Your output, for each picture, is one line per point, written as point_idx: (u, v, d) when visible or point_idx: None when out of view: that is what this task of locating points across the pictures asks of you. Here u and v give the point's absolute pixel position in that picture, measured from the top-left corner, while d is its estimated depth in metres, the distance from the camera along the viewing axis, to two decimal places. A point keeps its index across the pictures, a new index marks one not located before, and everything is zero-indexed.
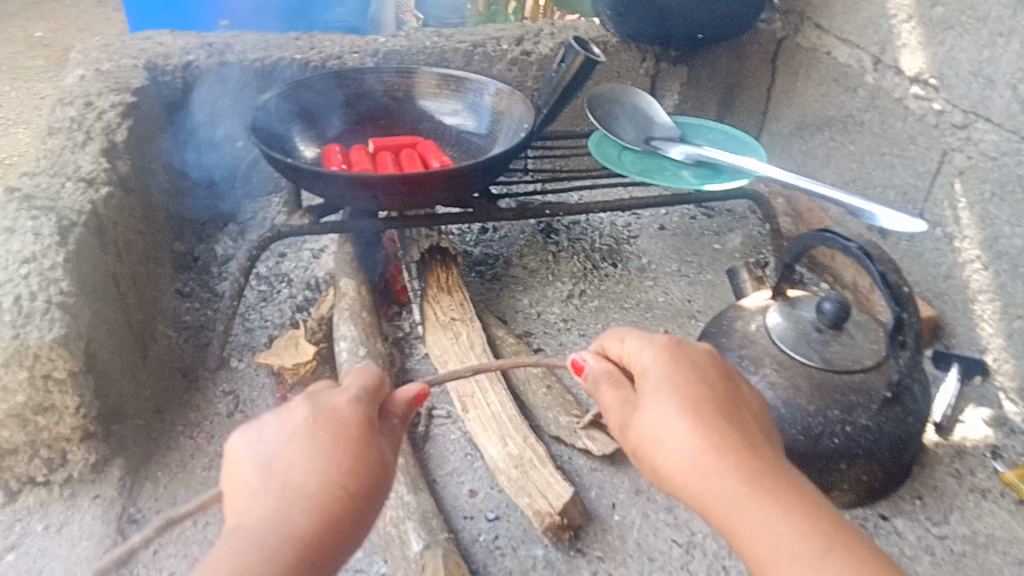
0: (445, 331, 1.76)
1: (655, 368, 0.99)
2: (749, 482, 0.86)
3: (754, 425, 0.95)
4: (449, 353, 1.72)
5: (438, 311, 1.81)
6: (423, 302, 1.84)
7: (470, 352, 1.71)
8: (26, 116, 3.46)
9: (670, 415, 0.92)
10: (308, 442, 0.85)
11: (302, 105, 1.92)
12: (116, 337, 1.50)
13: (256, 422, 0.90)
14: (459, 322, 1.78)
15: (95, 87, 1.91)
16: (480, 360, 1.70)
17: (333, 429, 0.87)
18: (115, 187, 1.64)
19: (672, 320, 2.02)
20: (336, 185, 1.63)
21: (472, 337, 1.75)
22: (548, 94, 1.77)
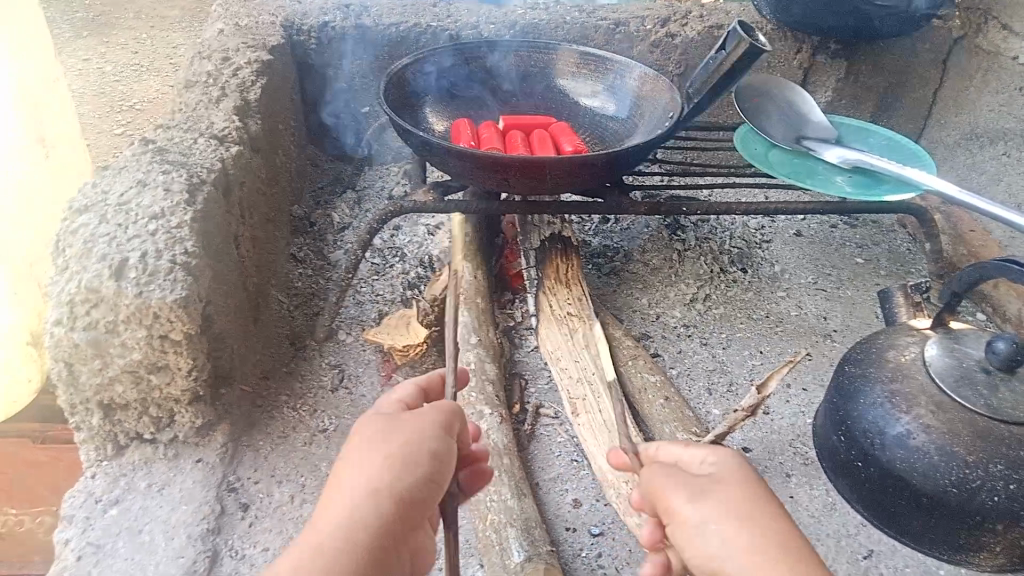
0: (560, 326, 1.67)
1: (715, 474, 0.89)
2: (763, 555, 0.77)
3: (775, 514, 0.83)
4: (562, 350, 1.63)
5: (554, 304, 1.71)
6: (538, 293, 1.75)
7: (585, 351, 1.61)
8: (159, 64, 3.56)
9: (709, 512, 0.83)
10: (368, 444, 0.90)
11: (434, 75, 1.84)
12: (230, 301, 1.49)
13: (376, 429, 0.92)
14: (574, 317, 1.67)
15: (232, 42, 1.87)
16: (597, 362, 1.59)
17: (389, 435, 0.90)
18: (245, 146, 1.60)
19: (804, 339, 1.87)
20: (463, 163, 1.54)
21: (588, 335, 1.64)
22: (700, 84, 1.63)
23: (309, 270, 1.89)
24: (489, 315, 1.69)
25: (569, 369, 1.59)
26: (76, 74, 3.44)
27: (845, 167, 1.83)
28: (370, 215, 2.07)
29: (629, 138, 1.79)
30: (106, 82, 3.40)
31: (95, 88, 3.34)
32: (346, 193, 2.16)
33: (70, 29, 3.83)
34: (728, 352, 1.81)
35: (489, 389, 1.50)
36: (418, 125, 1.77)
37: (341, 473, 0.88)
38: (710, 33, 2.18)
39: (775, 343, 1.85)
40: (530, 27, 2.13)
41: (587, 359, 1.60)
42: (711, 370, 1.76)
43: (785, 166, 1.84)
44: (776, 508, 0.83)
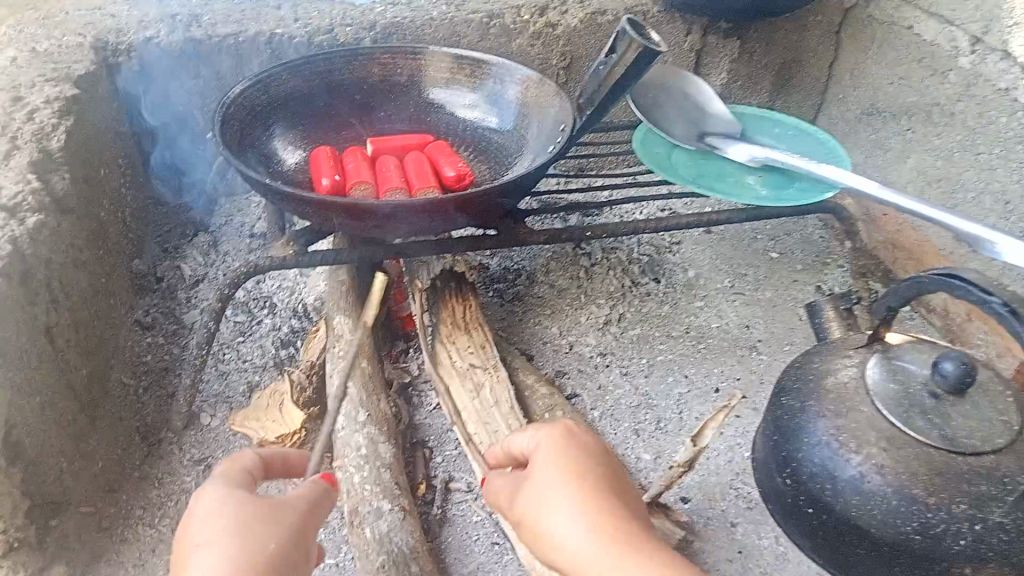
0: (464, 382, 1.44)
1: (538, 449, 0.98)
2: (593, 506, 0.86)
3: (602, 480, 0.92)
4: (468, 410, 1.40)
5: (454, 355, 1.49)
6: (433, 343, 1.51)
7: (495, 410, 1.40)
8: None
9: (550, 486, 0.90)
10: (234, 516, 0.80)
11: (283, 97, 1.56)
12: (52, 409, 1.20)
13: (233, 507, 0.80)
14: (478, 370, 1.46)
15: (26, 75, 1.54)
16: (509, 421, 1.38)
17: (265, 507, 0.82)
18: (49, 212, 1.29)
19: (729, 355, 1.71)
20: (324, 213, 1.29)
21: (496, 389, 1.43)
22: (591, 92, 1.42)
23: (159, 339, 1.59)
24: (379, 379, 1.45)
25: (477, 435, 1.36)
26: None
27: (752, 166, 1.69)
28: (229, 262, 1.78)
29: (517, 155, 1.58)
30: None
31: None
32: (198, 236, 1.87)
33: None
34: (651, 381, 1.63)
35: (387, 477, 1.27)
36: (268, 161, 1.49)
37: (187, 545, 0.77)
38: (594, 20, 2.00)
39: (699, 364, 1.69)
40: (393, 26, 1.87)
41: (497, 420, 1.38)
42: (636, 407, 1.58)
43: (689, 169, 1.67)
44: (593, 451, 0.97)
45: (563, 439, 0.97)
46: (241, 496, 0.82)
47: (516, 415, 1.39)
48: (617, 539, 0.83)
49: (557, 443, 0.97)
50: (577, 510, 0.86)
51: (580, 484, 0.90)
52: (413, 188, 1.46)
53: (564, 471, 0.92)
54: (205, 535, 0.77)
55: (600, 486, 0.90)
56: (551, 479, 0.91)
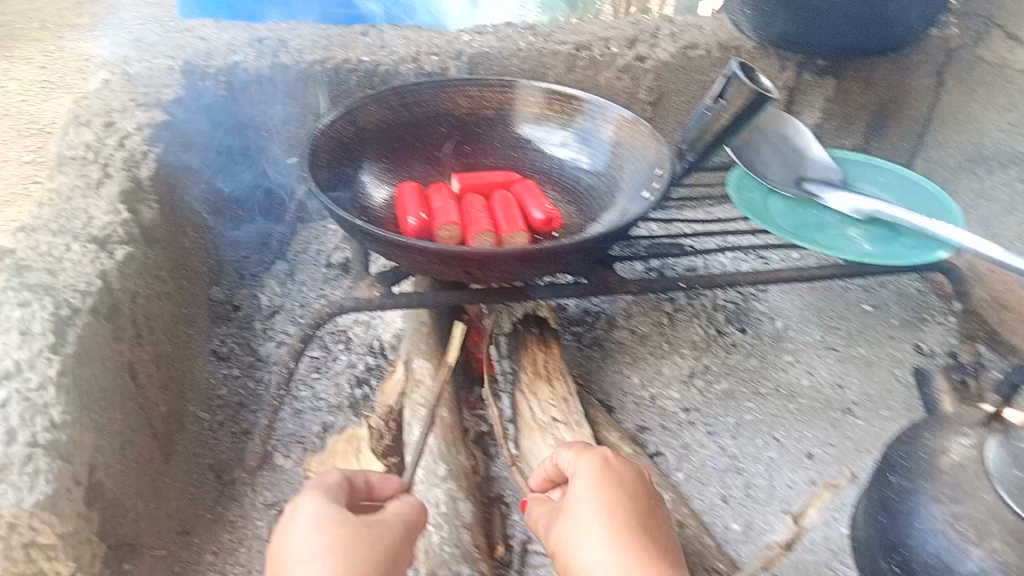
0: (544, 436, 1.36)
1: (579, 474, 1.01)
2: (626, 540, 0.90)
3: (638, 513, 0.95)
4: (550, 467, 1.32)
5: (535, 406, 1.41)
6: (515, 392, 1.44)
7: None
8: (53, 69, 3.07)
9: (588, 514, 0.94)
10: (335, 526, 0.91)
11: (370, 128, 1.52)
12: (133, 446, 1.17)
13: (333, 518, 0.91)
14: (560, 425, 1.37)
15: (118, 100, 1.53)
16: None
17: (361, 523, 0.92)
18: (137, 245, 1.27)
19: (822, 418, 1.62)
20: (411, 258, 1.24)
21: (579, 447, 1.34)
22: (693, 137, 1.33)
23: (235, 371, 1.57)
24: (459, 429, 1.39)
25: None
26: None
27: (856, 218, 1.57)
28: (305, 294, 1.77)
29: (608, 196, 1.50)
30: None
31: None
32: (275, 265, 1.85)
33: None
34: (739, 444, 1.55)
35: (466, 538, 1.21)
36: (354, 196, 1.44)
37: (293, 549, 0.88)
38: (684, 55, 1.92)
39: (790, 426, 1.59)
40: (478, 56, 1.82)
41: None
42: (723, 470, 1.50)
43: (788, 219, 1.57)
44: (632, 483, 1.00)
45: (604, 463, 1.02)
46: (335, 497, 0.96)
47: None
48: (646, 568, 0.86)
49: (599, 466, 1.01)
50: (610, 539, 0.90)
51: (615, 512, 0.94)
52: (502, 230, 1.39)
53: (602, 494, 0.96)
54: (310, 541, 0.88)
55: (634, 516, 0.94)
56: (588, 501, 0.95)
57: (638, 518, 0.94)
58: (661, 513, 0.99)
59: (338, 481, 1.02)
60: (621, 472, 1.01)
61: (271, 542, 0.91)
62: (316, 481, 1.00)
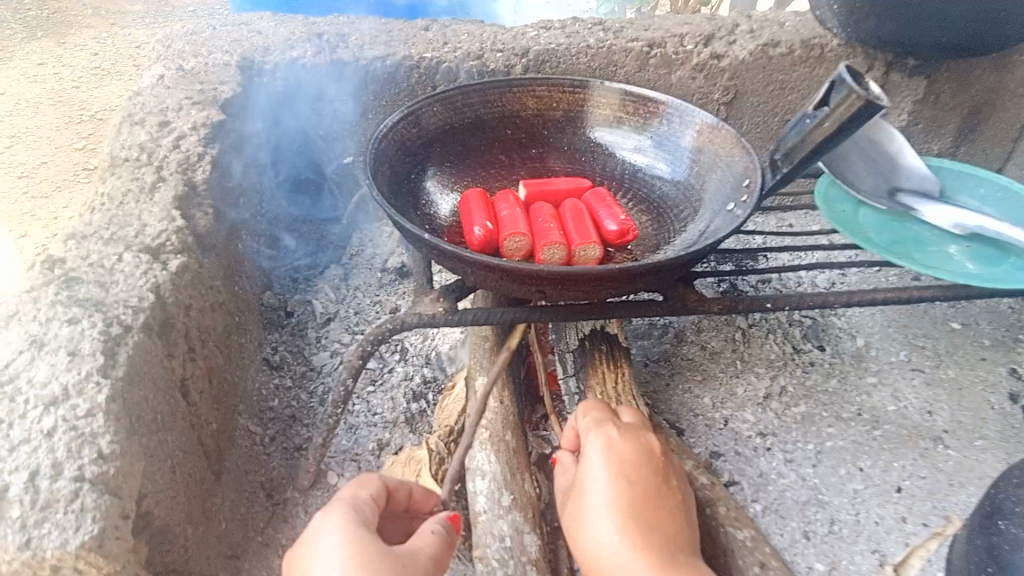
0: None
1: (596, 452, 1.05)
2: (636, 525, 0.95)
3: (649, 496, 0.99)
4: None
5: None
6: None
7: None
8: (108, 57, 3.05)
9: (602, 499, 0.98)
10: (359, 554, 0.81)
11: (433, 131, 1.44)
12: (182, 469, 1.11)
13: (355, 543, 0.82)
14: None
15: (173, 97, 1.48)
16: None
17: (388, 553, 0.83)
18: (191, 254, 1.21)
19: (910, 447, 1.50)
20: (477, 273, 1.15)
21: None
22: (790, 147, 1.22)
23: (287, 382, 1.51)
24: (524, 455, 1.31)
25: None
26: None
27: (957, 234, 1.44)
28: (359, 300, 1.70)
29: (686, 206, 1.40)
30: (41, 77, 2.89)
31: (31, 91, 2.78)
32: (329, 268, 1.79)
33: (21, 29, 3.24)
34: (820, 475, 1.44)
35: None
36: (417, 203, 1.36)
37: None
38: (764, 52, 1.79)
39: (875, 455, 1.48)
40: (546, 53, 1.72)
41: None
42: (804, 503, 1.39)
43: (882, 233, 1.45)
44: (647, 463, 1.04)
45: (616, 444, 1.05)
46: (361, 521, 0.87)
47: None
48: (651, 558, 0.91)
49: (610, 445, 1.05)
50: (619, 524, 0.95)
51: (624, 494, 0.98)
52: (573, 243, 1.30)
53: (615, 479, 1.00)
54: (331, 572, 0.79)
55: (641, 498, 0.98)
56: (599, 485, 1.00)
57: (645, 499, 0.99)
58: (672, 489, 1.04)
59: (366, 499, 0.93)
60: (631, 451, 1.05)
61: (287, 561, 0.83)
62: (340, 499, 0.91)
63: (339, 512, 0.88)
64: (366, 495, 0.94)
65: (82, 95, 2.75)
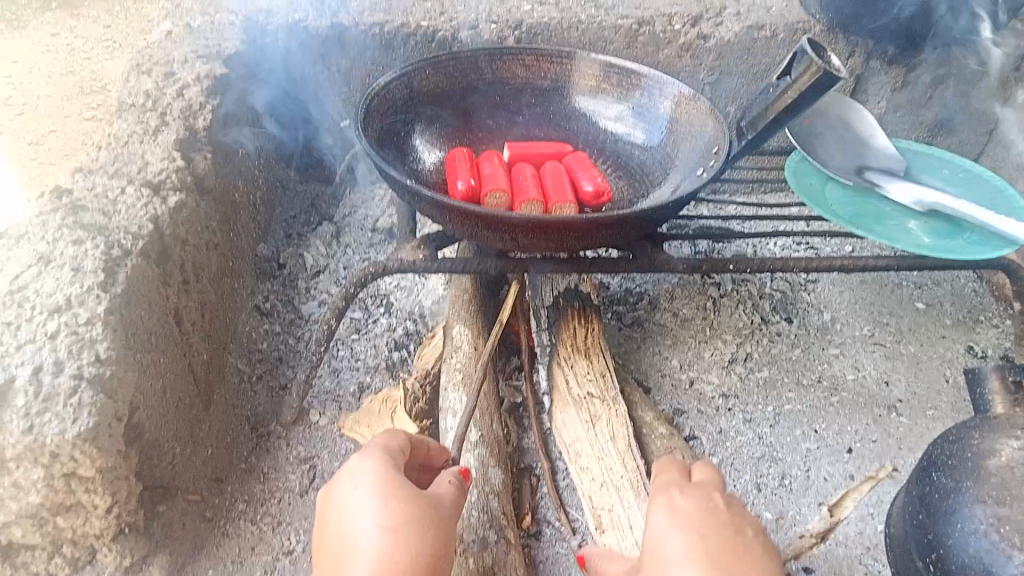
0: (579, 411, 1.35)
1: (657, 512, 0.87)
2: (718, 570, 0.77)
3: (729, 541, 0.81)
4: (585, 440, 1.31)
5: (572, 380, 1.40)
6: (552, 365, 1.44)
7: (610, 446, 1.30)
8: (121, 23, 3.12)
9: (679, 554, 0.79)
10: (392, 493, 0.90)
11: (425, 93, 1.52)
12: (172, 391, 1.19)
13: (388, 482, 0.91)
14: (596, 400, 1.36)
15: (179, 50, 1.55)
16: (625, 459, 1.27)
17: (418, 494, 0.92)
18: (189, 193, 1.29)
19: (864, 413, 1.58)
20: (454, 220, 1.23)
21: (614, 424, 1.32)
22: (755, 116, 1.29)
23: (276, 328, 1.58)
24: (494, 399, 1.40)
25: (591, 470, 1.27)
26: (15, 41, 2.96)
27: (918, 210, 1.52)
28: (349, 256, 1.78)
29: (661, 173, 1.48)
30: (56, 41, 2.96)
31: (43, 58, 2.85)
32: (322, 226, 1.86)
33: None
34: (777, 433, 1.52)
35: (494, 504, 1.21)
36: (406, 159, 1.44)
37: (347, 508, 0.89)
38: (749, 34, 1.86)
39: (830, 419, 1.56)
40: (538, 26, 1.80)
41: (613, 458, 1.28)
42: (758, 458, 1.48)
43: (846, 207, 1.53)
44: (715, 506, 0.87)
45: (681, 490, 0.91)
46: (395, 466, 0.96)
47: (633, 455, 1.28)
48: None
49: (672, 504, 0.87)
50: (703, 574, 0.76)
51: (699, 547, 0.80)
52: (550, 201, 1.38)
53: (686, 532, 0.82)
54: (367, 508, 0.88)
55: (721, 547, 0.80)
56: (669, 542, 0.82)
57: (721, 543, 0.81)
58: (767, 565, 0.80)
59: (395, 448, 1.01)
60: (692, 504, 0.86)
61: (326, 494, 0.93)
62: (375, 446, 0.99)
63: (375, 456, 0.97)
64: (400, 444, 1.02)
65: (93, 63, 2.83)
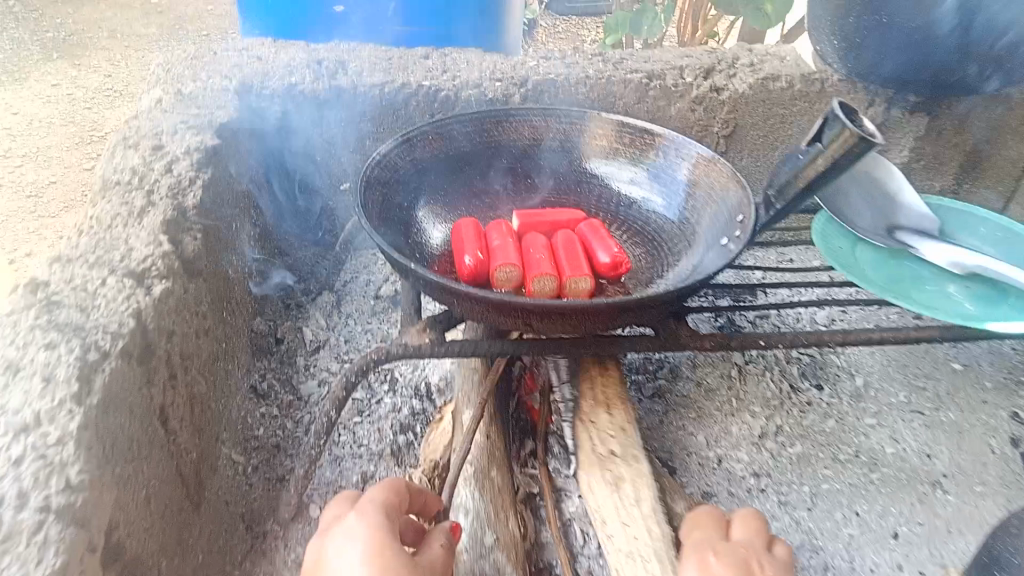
0: (603, 472, 1.27)
1: None
2: None
3: None
4: (611, 508, 1.22)
5: (595, 437, 1.32)
6: (575, 422, 1.35)
7: (636, 510, 1.21)
8: (122, 75, 3.08)
9: None
10: (387, 562, 0.85)
11: (427, 160, 1.44)
12: (158, 499, 1.08)
13: (381, 549, 0.87)
14: (618, 460, 1.27)
15: (169, 120, 1.48)
16: (652, 526, 1.18)
17: (412, 565, 0.87)
18: (177, 279, 1.19)
19: (908, 492, 1.47)
20: (462, 305, 1.14)
21: (639, 486, 1.23)
22: (783, 185, 1.19)
23: (274, 411, 1.49)
24: (509, 493, 1.28)
25: (615, 539, 1.19)
26: (15, 95, 2.90)
27: (956, 272, 1.41)
28: (350, 329, 1.69)
29: (681, 238, 1.37)
30: (55, 94, 2.91)
31: (42, 112, 2.79)
32: (321, 296, 1.77)
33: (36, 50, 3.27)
34: (815, 518, 1.41)
35: None
36: (409, 232, 1.35)
37: None
38: (764, 86, 1.78)
39: (872, 500, 1.45)
40: (544, 83, 1.72)
41: (638, 522, 1.19)
42: (797, 547, 1.36)
43: (879, 273, 1.42)
44: None
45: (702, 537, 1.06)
46: (390, 533, 0.90)
47: (659, 518, 1.19)
48: None
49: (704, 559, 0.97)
50: None
51: None
52: (564, 275, 1.28)
53: None
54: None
55: None
56: None
57: None
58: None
59: (391, 510, 0.97)
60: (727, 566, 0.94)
61: (314, 560, 0.88)
62: (372, 506, 0.95)
63: (370, 518, 0.92)
64: (395, 505, 0.97)
65: (93, 116, 2.76)
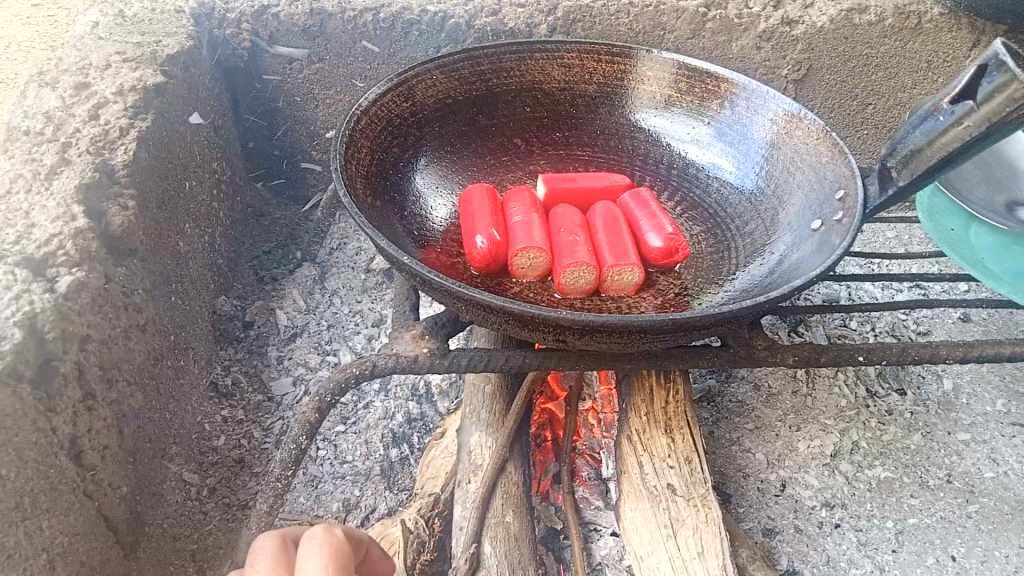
0: (655, 514, 0.99)
1: None
2: None
3: None
4: (662, 562, 0.96)
5: (646, 465, 1.04)
6: (621, 442, 1.08)
7: (699, 569, 0.94)
8: None
9: None
10: None
11: (429, 107, 1.12)
12: (68, 561, 0.82)
13: None
14: (678, 499, 0.99)
15: (103, 51, 1.16)
16: None
17: None
18: (95, 263, 0.90)
19: (1015, 531, 1.17)
20: (474, 313, 0.84)
21: (704, 537, 0.96)
22: (912, 156, 0.88)
23: (238, 416, 1.21)
24: (531, 539, 1.00)
25: None
26: None
27: None
28: (336, 310, 1.41)
29: (757, 218, 1.08)
30: None
31: None
32: (301, 267, 1.47)
33: None
34: (903, 565, 1.13)
35: None
36: (404, 203, 1.04)
37: None
38: (847, 19, 1.43)
39: (971, 539, 1.17)
40: (577, 10, 1.38)
41: None
42: None
43: (1003, 262, 1.07)
44: None
45: None
46: None
47: None
48: None
49: None
50: None
51: None
52: (604, 265, 0.98)
53: None
54: None
55: None
56: None
57: None
58: None
59: None
60: None
61: None
62: None
63: None
64: None
65: None
